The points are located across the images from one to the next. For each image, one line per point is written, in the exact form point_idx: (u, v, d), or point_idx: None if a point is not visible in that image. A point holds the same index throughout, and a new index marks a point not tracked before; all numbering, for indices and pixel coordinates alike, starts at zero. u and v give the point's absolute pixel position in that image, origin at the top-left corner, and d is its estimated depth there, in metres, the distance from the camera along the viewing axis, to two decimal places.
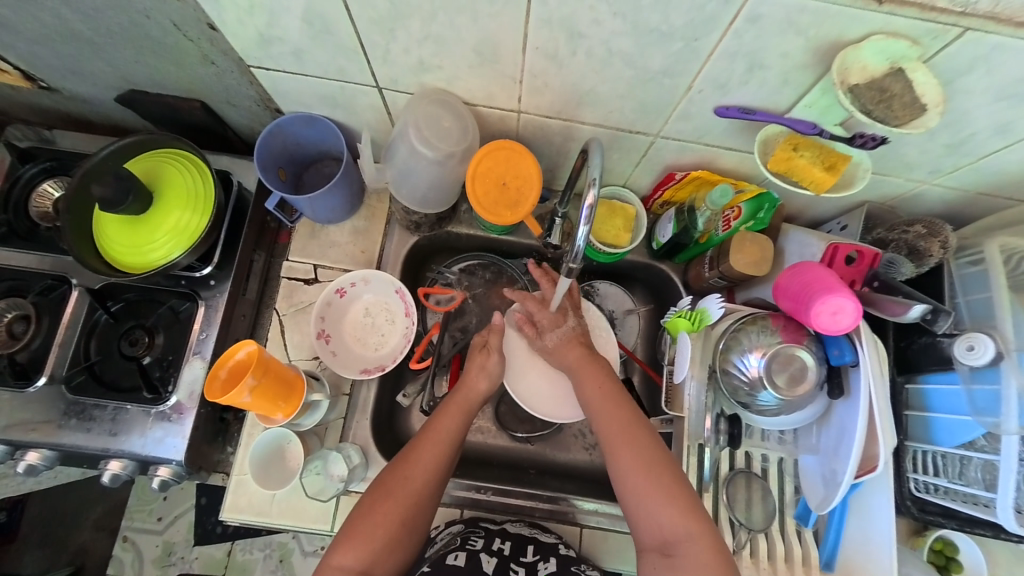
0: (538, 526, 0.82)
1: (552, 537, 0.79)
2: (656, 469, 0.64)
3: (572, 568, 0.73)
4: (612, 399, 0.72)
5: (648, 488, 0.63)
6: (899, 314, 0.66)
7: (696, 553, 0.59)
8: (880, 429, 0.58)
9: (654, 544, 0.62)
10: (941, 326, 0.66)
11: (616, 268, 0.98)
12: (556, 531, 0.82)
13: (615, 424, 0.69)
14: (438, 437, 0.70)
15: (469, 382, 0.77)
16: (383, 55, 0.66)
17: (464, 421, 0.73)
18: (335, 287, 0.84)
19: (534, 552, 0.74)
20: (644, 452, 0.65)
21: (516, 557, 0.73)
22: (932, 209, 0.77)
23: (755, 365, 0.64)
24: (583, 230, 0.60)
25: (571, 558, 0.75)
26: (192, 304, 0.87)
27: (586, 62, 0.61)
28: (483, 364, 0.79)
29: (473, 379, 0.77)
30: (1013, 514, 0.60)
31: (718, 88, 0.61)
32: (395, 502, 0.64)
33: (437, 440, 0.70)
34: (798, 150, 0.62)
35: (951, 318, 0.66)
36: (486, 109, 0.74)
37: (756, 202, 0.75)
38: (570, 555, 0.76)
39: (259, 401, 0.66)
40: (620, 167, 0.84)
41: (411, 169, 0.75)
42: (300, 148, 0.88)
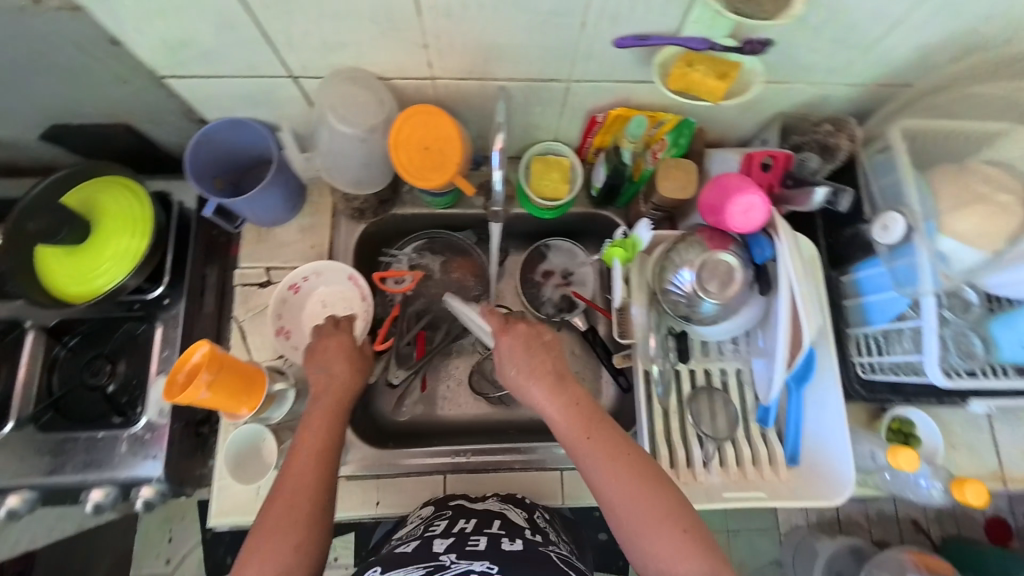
0: (510, 501, 0.78)
1: (522, 517, 0.73)
2: (674, 505, 0.57)
3: (539, 549, 0.64)
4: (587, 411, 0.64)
5: (648, 523, 0.56)
6: (806, 203, 0.71)
7: None
8: (803, 312, 0.60)
9: None
10: (843, 203, 0.74)
11: (564, 223, 1.01)
12: (529, 505, 0.78)
13: (605, 456, 0.60)
14: (309, 437, 0.64)
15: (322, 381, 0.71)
16: (287, 40, 0.67)
17: (331, 425, 0.66)
18: (289, 283, 0.86)
19: (499, 528, 0.68)
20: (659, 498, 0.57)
21: (479, 530, 0.67)
22: (840, 110, 0.81)
23: (688, 279, 0.67)
24: (500, 176, 0.64)
25: (538, 540, 0.67)
26: (149, 325, 0.87)
27: (480, 13, 0.63)
28: (333, 355, 0.74)
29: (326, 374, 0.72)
30: (940, 369, 0.63)
31: (610, 20, 0.63)
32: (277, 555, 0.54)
33: (308, 446, 0.63)
34: (693, 66, 0.66)
35: (849, 194, 0.73)
36: (401, 81, 0.76)
37: (676, 130, 0.81)
38: (537, 539, 0.68)
39: (219, 398, 0.65)
40: (546, 120, 0.87)
41: (337, 152, 0.76)
42: (233, 156, 0.89)
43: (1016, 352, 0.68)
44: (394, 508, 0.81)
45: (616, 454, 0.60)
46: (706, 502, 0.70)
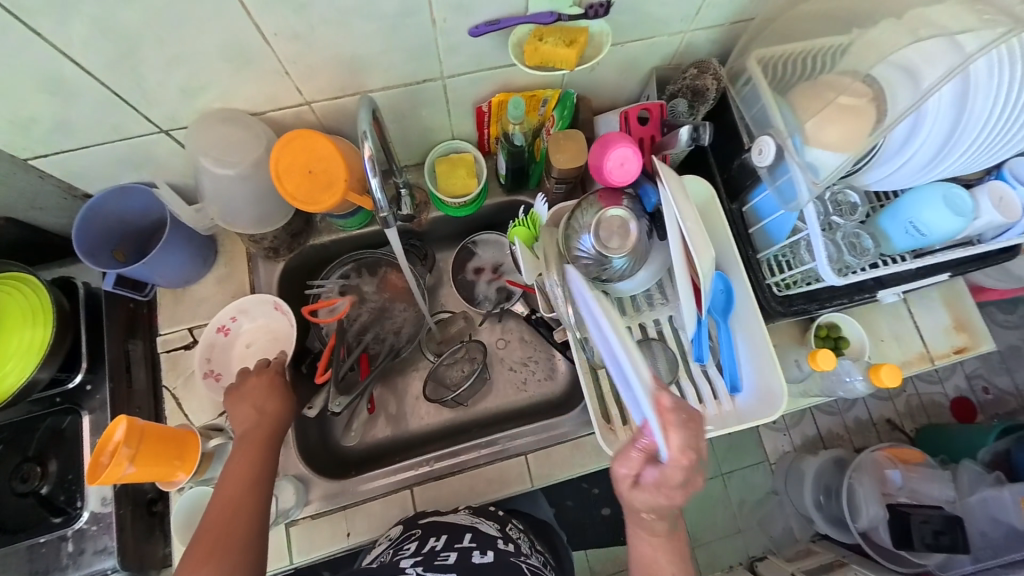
0: (482, 513, 0.77)
1: (495, 528, 0.74)
2: None
3: (510, 560, 0.67)
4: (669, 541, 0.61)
5: None
6: (676, 144, 0.73)
7: None
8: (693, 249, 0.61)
9: None
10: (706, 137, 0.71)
11: (483, 217, 1.02)
12: (501, 517, 0.78)
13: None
14: (241, 467, 0.66)
15: (248, 416, 0.72)
16: (144, 95, 0.66)
17: (263, 453, 0.68)
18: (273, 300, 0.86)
19: (471, 541, 0.69)
20: None
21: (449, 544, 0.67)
22: (706, 53, 0.86)
23: (590, 242, 0.69)
24: (376, 183, 0.62)
25: (510, 549, 0.70)
26: (76, 415, 0.82)
27: (329, 30, 0.63)
28: (258, 388, 0.75)
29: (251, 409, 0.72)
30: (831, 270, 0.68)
31: (458, 12, 0.65)
32: None
33: (240, 474, 0.65)
34: (542, 39, 0.68)
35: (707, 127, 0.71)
36: (276, 112, 0.75)
37: (560, 105, 0.84)
38: (509, 548, 0.70)
39: (148, 468, 0.63)
40: (437, 121, 0.88)
41: (228, 196, 0.75)
42: (128, 224, 0.86)
43: (904, 240, 0.74)
44: (366, 534, 0.80)
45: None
46: None
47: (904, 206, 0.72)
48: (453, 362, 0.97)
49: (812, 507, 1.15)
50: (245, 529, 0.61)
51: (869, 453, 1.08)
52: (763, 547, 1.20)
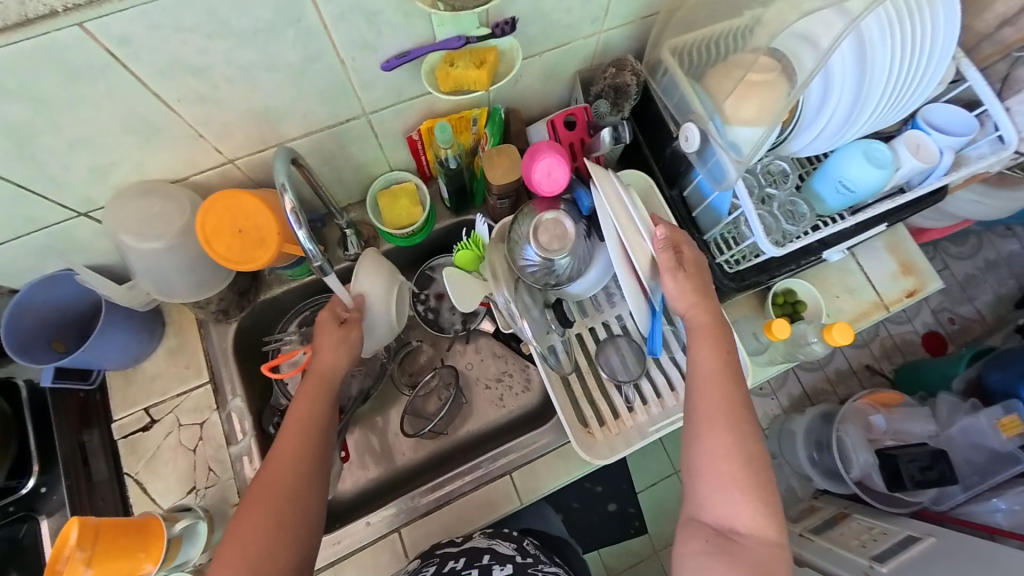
0: (497, 534, 0.77)
1: (510, 545, 0.74)
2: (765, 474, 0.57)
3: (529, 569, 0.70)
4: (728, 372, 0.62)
5: (736, 475, 0.57)
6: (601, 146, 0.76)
7: (759, 544, 0.55)
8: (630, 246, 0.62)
9: (715, 524, 0.57)
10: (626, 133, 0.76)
11: (436, 240, 1.01)
12: (515, 537, 0.78)
13: (725, 404, 0.60)
14: (306, 410, 0.66)
15: (318, 359, 0.70)
16: (50, 181, 0.63)
17: (326, 404, 0.67)
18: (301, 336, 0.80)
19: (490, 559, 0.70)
20: (750, 447, 0.58)
21: (469, 565, 0.68)
22: (623, 50, 0.88)
23: (533, 253, 0.70)
24: (302, 235, 0.61)
25: (528, 561, 0.71)
26: (33, 522, 0.77)
27: (234, 87, 0.62)
28: (339, 338, 0.71)
29: (323, 355, 0.70)
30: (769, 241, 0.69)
31: (364, 49, 0.65)
32: (249, 536, 0.56)
33: (300, 424, 0.65)
34: (454, 64, 0.69)
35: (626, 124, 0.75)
36: (200, 175, 0.73)
37: (491, 122, 0.84)
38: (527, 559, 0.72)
39: (107, 567, 0.58)
40: (370, 156, 0.87)
41: (159, 268, 0.72)
42: (63, 312, 0.82)
43: (835, 200, 0.76)
44: None
45: (739, 419, 0.59)
46: (642, 441, 0.73)
47: (829, 166, 0.75)
48: (429, 392, 0.95)
49: (807, 465, 1.15)
50: (298, 489, 0.60)
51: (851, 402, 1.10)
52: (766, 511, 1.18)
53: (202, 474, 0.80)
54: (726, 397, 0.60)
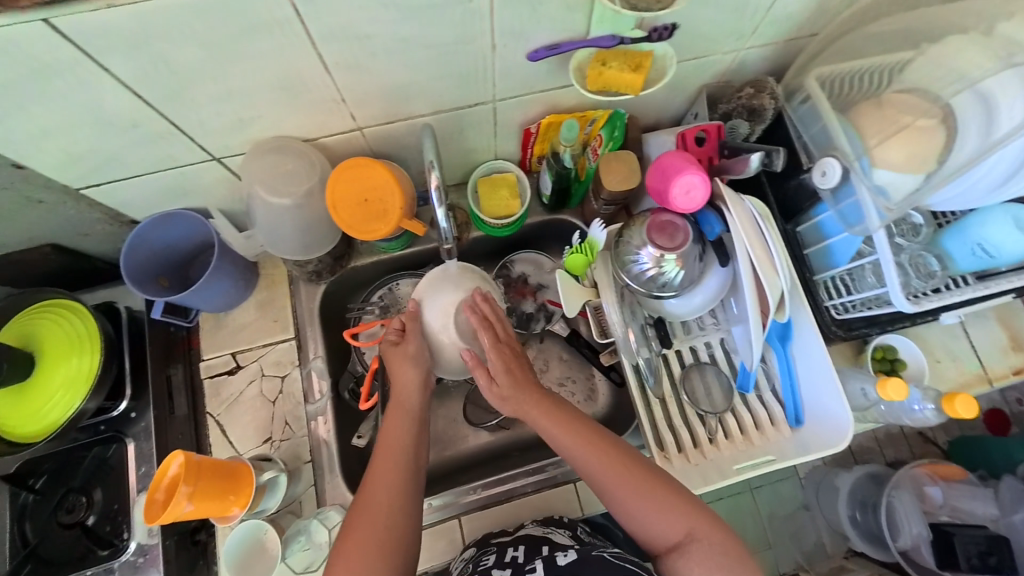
0: (552, 523, 0.76)
1: (567, 535, 0.72)
2: (677, 497, 0.61)
3: (594, 553, 0.65)
4: (591, 436, 0.65)
5: (645, 503, 0.61)
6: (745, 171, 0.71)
7: (702, 553, 0.58)
8: (763, 273, 0.61)
9: (664, 545, 0.61)
10: (778, 163, 0.71)
11: (523, 235, 1.00)
12: (569, 522, 0.76)
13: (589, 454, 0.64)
14: (397, 436, 0.67)
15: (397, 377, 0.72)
16: (199, 126, 0.65)
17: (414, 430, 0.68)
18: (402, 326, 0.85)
19: (549, 548, 0.68)
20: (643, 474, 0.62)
21: (531, 556, 0.67)
22: (757, 71, 0.84)
23: (648, 258, 0.67)
24: (441, 212, 0.64)
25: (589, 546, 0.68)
26: (120, 443, 0.81)
27: (388, 59, 0.62)
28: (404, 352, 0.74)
29: (400, 373, 0.72)
30: (904, 297, 0.66)
31: (517, 38, 0.64)
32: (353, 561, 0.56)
33: (394, 449, 0.66)
34: (607, 64, 0.67)
35: (781, 152, 0.70)
36: (328, 139, 0.74)
37: (609, 125, 0.82)
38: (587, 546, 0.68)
39: (205, 505, 0.61)
40: (481, 142, 0.87)
41: (276, 224, 0.74)
42: (172, 249, 0.85)
43: (968, 262, 0.71)
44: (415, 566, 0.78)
45: (615, 454, 0.64)
46: (721, 479, 0.68)
47: (970, 226, 0.69)
48: None
49: (846, 524, 0.98)
50: (399, 515, 0.61)
51: (907, 469, 0.93)
52: (791, 562, 1.02)
53: (278, 426, 0.82)
54: (587, 441, 0.65)
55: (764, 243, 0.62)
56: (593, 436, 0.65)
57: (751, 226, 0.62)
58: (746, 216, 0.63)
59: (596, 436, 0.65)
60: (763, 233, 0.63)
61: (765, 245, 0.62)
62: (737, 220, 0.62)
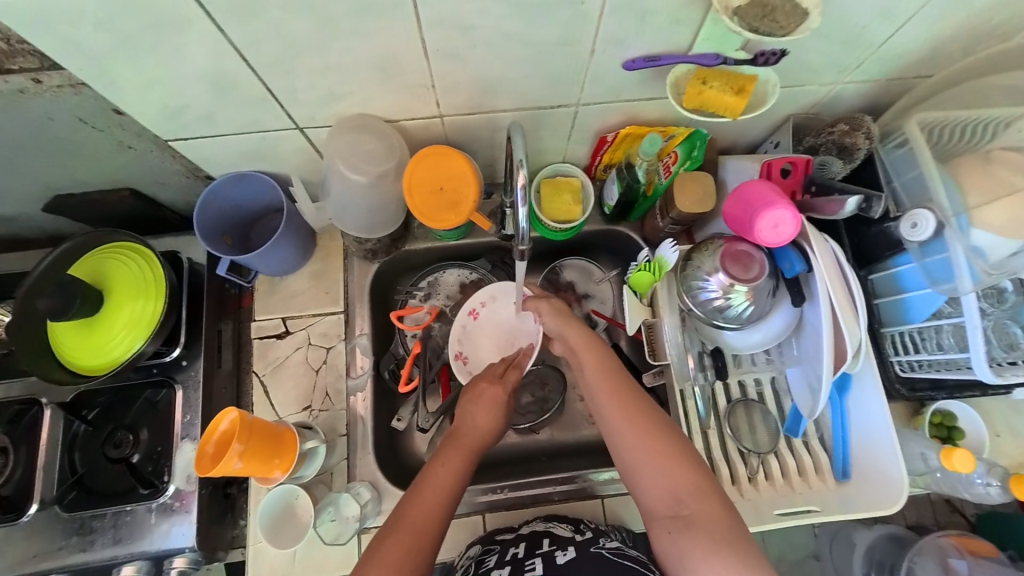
0: (554, 518, 0.76)
1: (569, 528, 0.72)
2: (686, 458, 0.60)
3: (592, 550, 0.66)
4: (611, 370, 0.68)
5: (653, 455, 0.60)
6: (837, 212, 0.70)
7: (705, 517, 0.55)
8: (843, 319, 0.62)
9: (665, 508, 0.58)
10: (877, 211, 0.70)
11: (578, 242, 0.99)
12: (572, 518, 0.76)
13: (612, 390, 0.66)
14: (444, 473, 0.66)
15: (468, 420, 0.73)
16: (292, 96, 0.66)
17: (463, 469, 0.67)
18: (467, 310, 0.91)
19: (550, 545, 0.68)
20: (658, 427, 0.62)
21: (532, 553, 0.67)
22: (850, 106, 0.81)
23: (717, 284, 0.67)
24: (523, 212, 0.63)
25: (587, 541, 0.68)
26: (169, 389, 0.84)
27: (486, 51, 0.62)
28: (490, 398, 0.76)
29: (477, 417, 0.73)
30: (988, 366, 0.64)
31: (618, 45, 0.63)
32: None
33: (436, 485, 0.64)
34: (707, 82, 0.65)
35: (884, 200, 0.69)
36: (408, 122, 0.74)
37: (688, 142, 0.79)
38: (586, 538, 0.69)
39: (253, 464, 0.66)
40: (554, 143, 0.86)
41: (349, 199, 0.76)
42: (240, 209, 0.87)
43: None
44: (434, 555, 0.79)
45: (638, 405, 0.64)
46: (757, 523, 0.67)
47: None
48: (526, 385, 0.95)
49: None
50: (423, 555, 0.59)
51: (935, 537, 0.82)
52: None
53: (318, 396, 0.84)
54: (611, 384, 0.66)
55: (849, 294, 0.63)
56: (620, 380, 0.67)
57: (834, 271, 0.63)
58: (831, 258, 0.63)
59: (622, 381, 0.67)
60: (849, 281, 0.64)
61: (848, 296, 0.63)
62: (823, 263, 0.62)
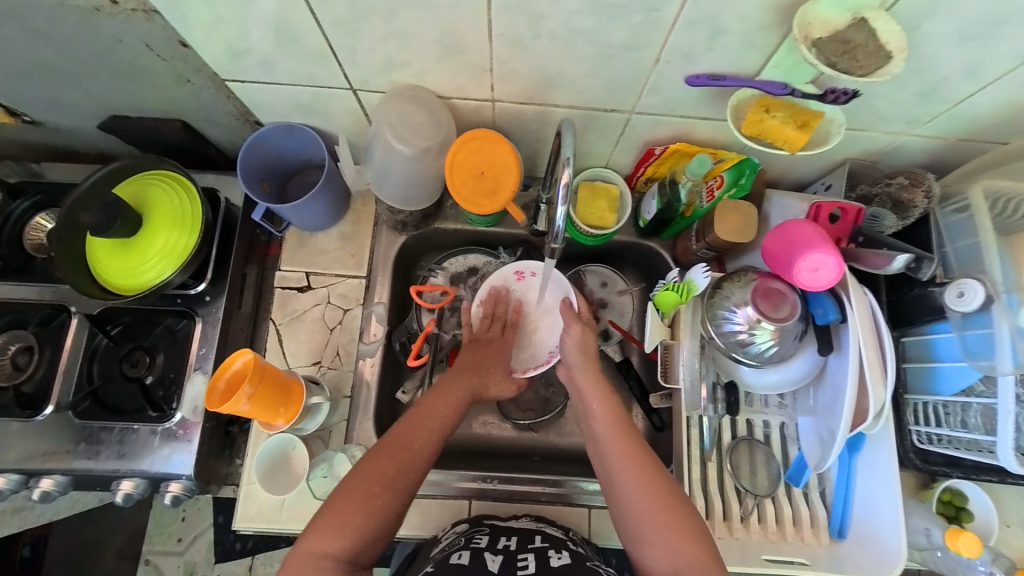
0: (545, 519, 0.78)
1: (560, 531, 0.75)
2: (692, 523, 0.60)
3: (588, 563, 0.66)
4: (619, 419, 0.69)
5: (659, 522, 0.60)
6: (882, 267, 0.68)
7: None
8: (871, 380, 0.60)
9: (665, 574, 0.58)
10: (925, 274, 0.67)
11: (605, 250, 0.98)
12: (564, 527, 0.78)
13: (624, 444, 0.66)
14: (443, 407, 0.72)
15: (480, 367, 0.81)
16: (351, 56, 0.66)
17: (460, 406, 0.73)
18: (514, 269, 0.90)
19: (542, 543, 0.71)
20: (664, 488, 0.62)
21: (524, 548, 0.69)
22: (914, 160, 0.78)
23: (742, 318, 0.66)
24: (562, 210, 0.61)
25: (583, 554, 0.69)
26: (190, 321, 0.87)
27: (550, 43, 0.61)
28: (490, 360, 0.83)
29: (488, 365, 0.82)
30: (1014, 454, 0.61)
31: (684, 57, 0.61)
32: (358, 502, 0.60)
33: (435, 415, 0.70)
34: (769, 112, 0.63)
35: (934, 265, 0.66)
36: (460, 101, 0.74)
37: (737, 169, 0.76)
38: (583, 551, 0.70)
39: (259, 408, 0.68)
40: (600, 147, 0.84)
41: (389, 167, 0.76)
42: (282, 159, 0.89)
43: None
44: (415, 530, 0.80)
45: (645, 464, 0.64)
46: (740, 563, 0.67)
47: None
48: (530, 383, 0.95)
49: None
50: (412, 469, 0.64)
51: None
52: None
53: (329, 354, 0.87)
54: (623, 441, 0.67)
55: (883, 353, 0.61)
56: (628, 433, 0.68)
57: (871, 330, 0.61)
58: (866, 321, 0.61)
59: (632, 435, 0.68)
60: (886, 340, 0.61)
61: (881, 355, 0.61)
62: (860, 319, 0.60)
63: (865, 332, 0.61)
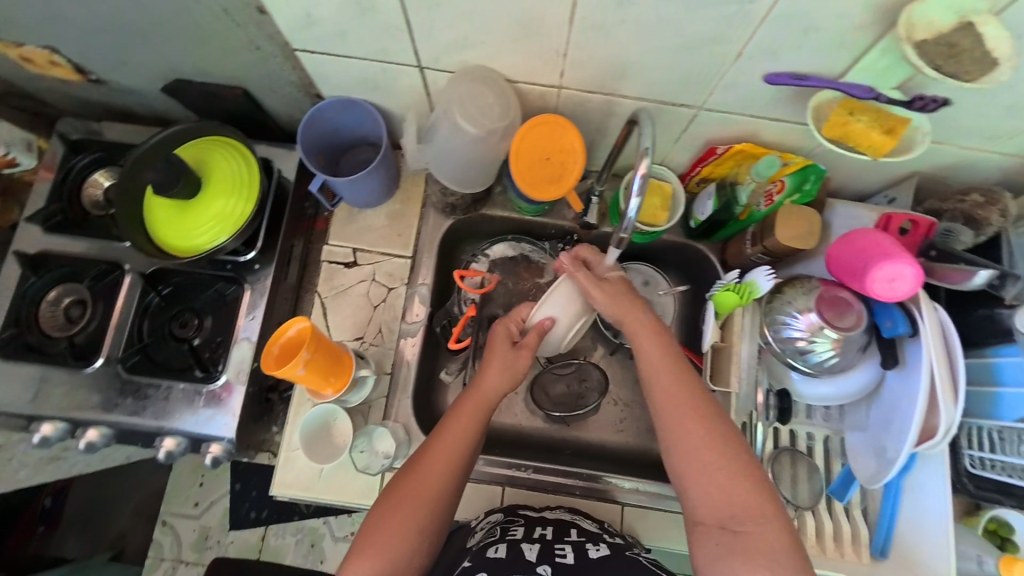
0: (580, 513, 0.78)
1: (594, 525, 0.74)
2: (748, 467, 0.58)
3: (627, 553, 0.66)
4: (669, 359, 0.66)
5: (709, 464, 0.58)
6: (962, 282, 0.67)
7: (759, 530, 0.54)
8: (942, 395, 0.59)
9: (714, 517, 0.57)
10: (1009, 292, 0.65)
11: (650, 248, 0.97)
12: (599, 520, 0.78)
13: (672, 387, 0.64)
14: (458, 430, 0.66)
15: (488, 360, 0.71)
16: (428, 32, 0.66)
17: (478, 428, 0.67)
18: None
19: (579, 536, 0.70)
20: (719, 430, 0.60)
21: (560, 539, 0.68)
22: (986, 178, 0.75)
23: (802, 325, 0.66)
24: (635, 200, 0.60)
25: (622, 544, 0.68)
26: (238, 287, 0.88)
27: (633, 31, 0.60)
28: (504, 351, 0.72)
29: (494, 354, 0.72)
30: None
31: (769, 54, 0.60)
32: (386, 538, 0.59)
33: (450, 444, 0.65)
34: (854, 115, 0.62)
35: (1021, 283, 0.65)
36: (527, 86, 0.74)
37: (800, 174, 0.74)
38: (621, 542, 0.70)
39: (311, 375, 0.68)
40: (659, 143, 0.83)
41: (452, 146, 0.76)
42: (338, 134, 0.89)
43: None
44: None
45: (697, 405, 0.62)
46: None
47: None
48: (562, 376, 0.94)
49: None
50: (433, 495, 0.62)
51: None
52: None
53: (371, 330, 0.87)
54: (678, 386, 0.64)
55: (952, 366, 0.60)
56: (678, 376, 0.65)
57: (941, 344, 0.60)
58: (936, 335, 0.60)
59: (683, 378, 0.64)
60: (957, 355, 0.60)
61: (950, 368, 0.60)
62: (931, 332, 0.60)
63: (934, 344, 0.60)
